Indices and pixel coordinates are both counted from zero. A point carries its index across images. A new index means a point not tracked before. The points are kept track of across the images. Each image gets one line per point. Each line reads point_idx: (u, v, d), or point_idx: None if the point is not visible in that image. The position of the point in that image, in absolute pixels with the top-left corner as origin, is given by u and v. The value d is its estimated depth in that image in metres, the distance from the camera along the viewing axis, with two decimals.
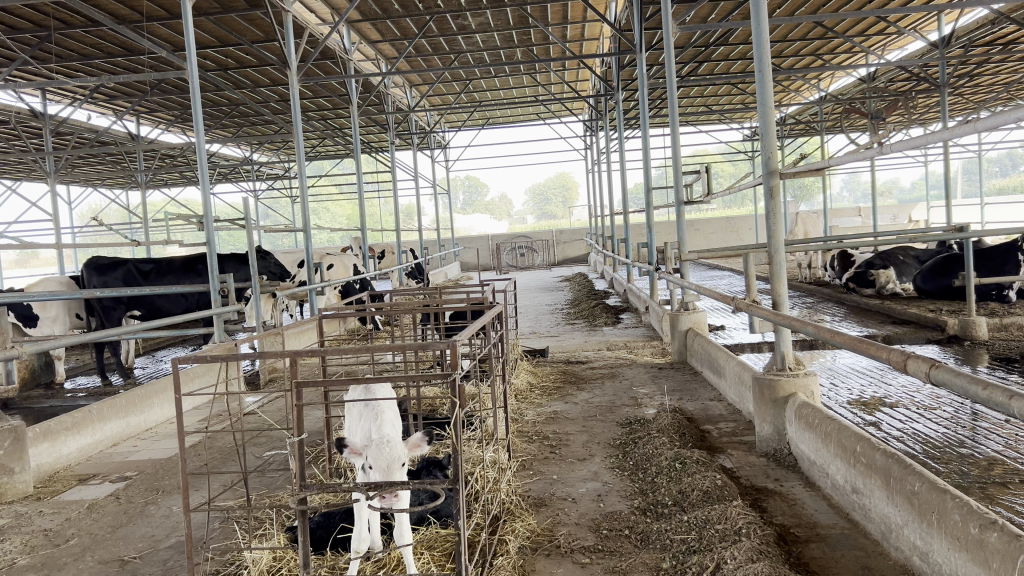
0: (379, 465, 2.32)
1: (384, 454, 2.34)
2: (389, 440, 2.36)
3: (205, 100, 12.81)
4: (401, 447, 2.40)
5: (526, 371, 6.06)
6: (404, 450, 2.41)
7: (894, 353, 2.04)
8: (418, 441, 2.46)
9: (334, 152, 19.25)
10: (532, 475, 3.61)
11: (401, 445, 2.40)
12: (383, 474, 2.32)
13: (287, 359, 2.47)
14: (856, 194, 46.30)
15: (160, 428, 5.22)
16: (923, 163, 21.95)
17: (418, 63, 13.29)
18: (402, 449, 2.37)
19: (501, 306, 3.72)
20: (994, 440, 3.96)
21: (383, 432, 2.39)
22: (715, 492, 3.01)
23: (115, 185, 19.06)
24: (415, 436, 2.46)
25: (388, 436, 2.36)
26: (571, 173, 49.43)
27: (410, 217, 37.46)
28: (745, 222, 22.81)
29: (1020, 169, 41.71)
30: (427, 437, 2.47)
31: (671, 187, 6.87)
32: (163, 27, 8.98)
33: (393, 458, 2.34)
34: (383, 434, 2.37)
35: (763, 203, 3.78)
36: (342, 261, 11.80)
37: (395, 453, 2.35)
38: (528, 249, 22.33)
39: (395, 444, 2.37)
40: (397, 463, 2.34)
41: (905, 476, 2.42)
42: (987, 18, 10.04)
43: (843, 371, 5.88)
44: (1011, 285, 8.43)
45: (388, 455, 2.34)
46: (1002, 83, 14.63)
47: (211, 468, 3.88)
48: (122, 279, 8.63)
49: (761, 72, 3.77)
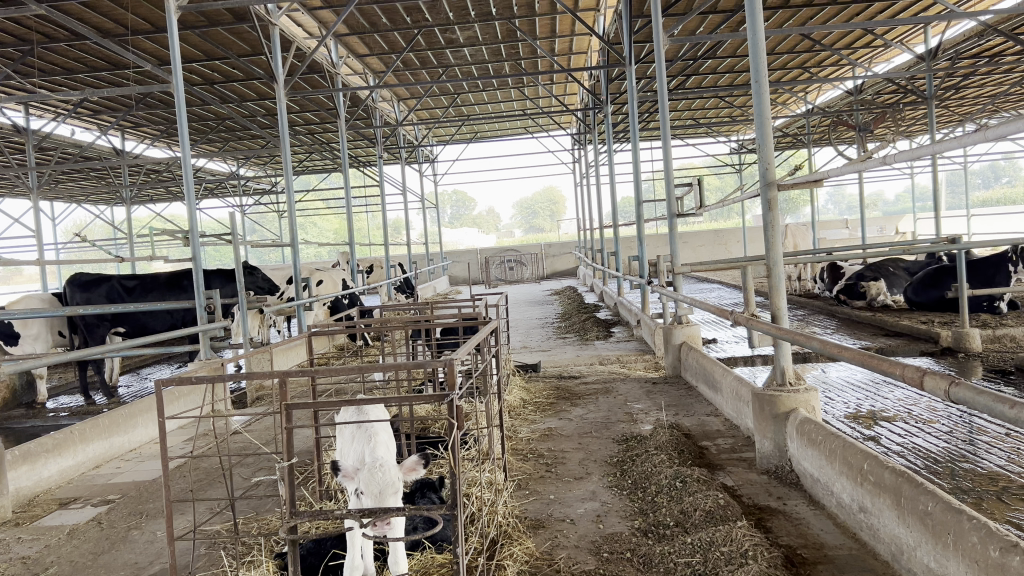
0: (372, 490, 2.25)
1: (377, 480, 2.26)
2: (383, 465, 2.29)
3: (191, 114, 12.70)
4: (397, 471, 2.33)
5: (519, 387, 5.96)
6: (399, 473, 2.33)
7: (909, 369, 1.96)
8: (414, 464, 2.37)
9: (322, 167, 19.17)
10: (528, 495, 3.52)
11: (397, 468, 2.33)
12: (375, 501, 2.25)
13: (276, 379, 2.36)
14: (841, 206, 46.70)
15: (144, 449, 5.08)
16: (910, 175, 22.08)
17: (406, 77, 13.24)
18: (397, 474, 2.31)
19: (495, 321, 3.63)
20: (996, 454, 3.89)
21: (376, 459, 2.32)
22: (718, 512, 2.94)
23: (100, 201, 18.89)
24: (412, 460, 2.37)
25: (382, 461, 2.29)
26: (559, 187, 49.60)
27: (398, 232, 37.36)
28: (734, 235, 22.86)
29: (1001, 182, 42.25)
30: (425, 459, 2.38)
31: (662, 200, 6.81)
32: (148, 41, 8.89)
33: (386, 485, 2.27)
34: (376, 460, 2.31)
35: (761, 215, 3.71)
36: (331, 276, 11.68)
37: (390, 479, 2.28)
38: (517, 263, 22.29)
39: (390, 469, 2.30)
40: (391, 491, 2.26)
41: (917, 496, 2.34)
42: (974, 31, 10.08)
43: (839, 384, 5.81)
44: (1003, 297, 8.40)
45: (381, 480, 2.27)
46: (988, 95, 14.76)
47: (198, 492, 3.76)
48: (106, 296, 8.49)
49: (757, 83, 3.72)
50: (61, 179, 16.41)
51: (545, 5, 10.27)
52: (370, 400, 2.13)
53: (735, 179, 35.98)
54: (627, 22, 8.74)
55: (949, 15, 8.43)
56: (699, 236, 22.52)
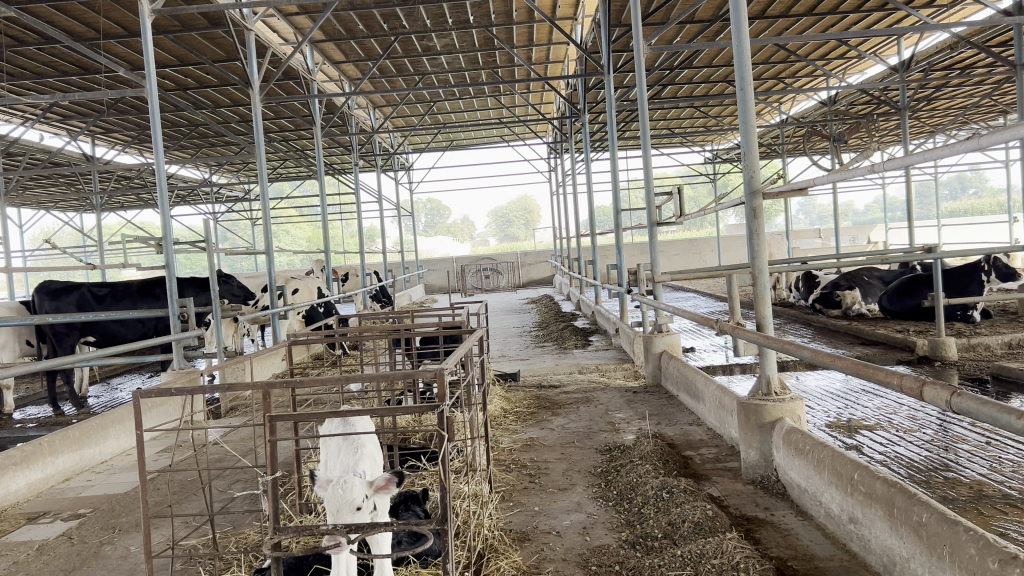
0: (332, 503, 2.15)
1: (337, 495, 2.15)
2: (344, 480, 2.17)
3: (164, 120, 12.52)
4: (362, 487, 2.20)
5: (499, 397, 5.90)
6: (365, 489, 2.20)
7: (909, 379, 1.94)
8: (387, 481, 2.21)
9: (296, 174, 19.00)
10: (513, 507, 3.46)
11: (363, 483, 2.20)
12: (332, 516, 2.14)
13: (257, 391, 2.28)
14: (812, 216, 47.23)
15: (115, 461, 4.95)
16: (881, 185, 22.37)
17: (382, 85, 13.16)
18: (361, 490, 2.18)
19: (479, 330, 3.57)
20: (979, 463, 3.89)
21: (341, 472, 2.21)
22: (707, 524, 2.90)
23: (68, 207, 18.55)
24: (384, 476, 2.21)
25: (344, 475, 2.17)
26: (533, 196, 49.67)
27: (372, 239, 37.15)
28: (709, 244, 22.99)
29: (969, 193, 42.97)
30: (398, 477, 2.22)
31: (642, 208, 6.79)
32: (120, 45, 8.75)
33: (344, 500, 2.15)
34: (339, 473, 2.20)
35: (747, 224, 3.70)
36: (306, 285, 11.55)
37: (350, 495, 2.16)
38: (493, 271, 22.21)
39: (353, 483, 2.18)
40: (347, 507, 2.14)
41: (910, 507, 2.32)
42: (946, 43, 10.21)
43: (818, 393, 5.82)
44: (976, 306, 8.44)
45: (343, 496, 2.15)
46: (958, 106, 14.96)
47: (173, 506, 3.66)
48: (76, 304, 8.31)
49: (743, 91, 3.71)
50: (29, 186, 16.09)
51: (523, 14, 10.25)
52: (360, 411, 2.07)
53: (709, 189, 36.25)
54: (606, 31, 8.73)
55: (923, 26, 8.52)
56: (675, 245, 22.62)
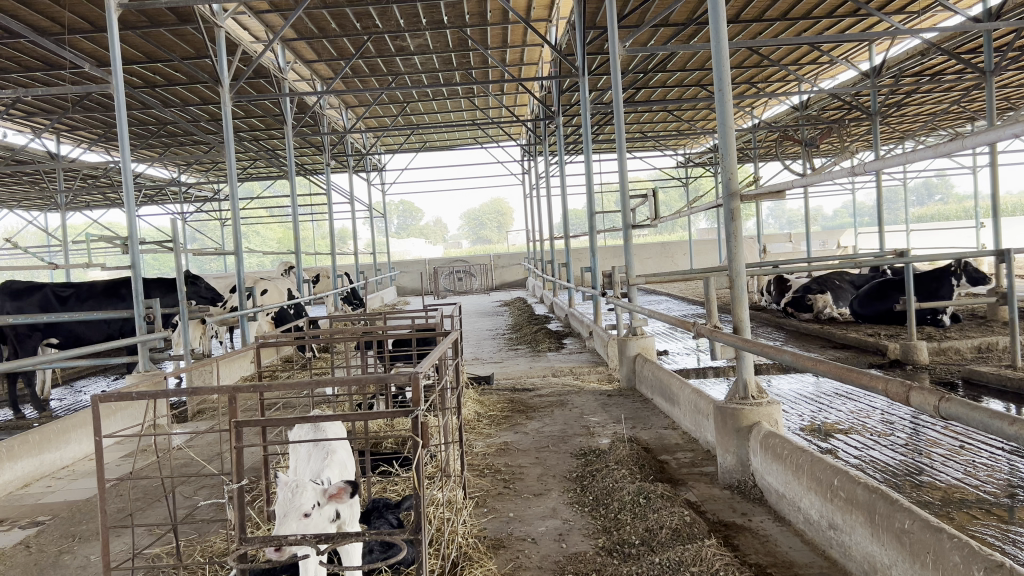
0: (279, 507, 2.01)
1: (287, 500, 2.02)
2: (296, 484, 2.04)
3: (131, 118, 12.31)
4: (314, 493, 2.03)
5: (473, 400, 5.82)
6: (317, 496, 2.03)
7: (893, 384, 1.92)
8: (339, 489, 1.97)
9: (266, 174, 18.77)
10: (487, 514, 3.39)
11: (318, 491, 2.04)
12: (277, 519, 2.00)
13: (226, 395, 2.18)
14: (782, 221, 47.79)
15: (78, 466, 4.81)
16: (851, 190, 22.63)
17: (354, 84, 13.02)
18: (311, 496, 2.02)
19: (454, 332, 3.49)
20: (954, 467, 3.89)
21: (299, 477, 2.07)
22: (685, 530, 2.85)
23: (32, 206, 18.16)
24: (335, 483, 1.97)
25: (296, 479, 2.03)
26: (506, 199, 49.69)
27: (344, 241, 36.93)
28: (681, 248, 23.10)
29: (935, 199, 43.67)
30: (351, 485, 1.96)
31: (617, 211, 6.73)
32: (86, 40, 8.56)
33: (290, 505, 2.00)
34: (295, 477, 2.06)
35: (723, 226, 3.67)
36: (276, 286, 11.38)
37: (298, 500, 2.01)
38: (466, 273, 22.14)
39: (305, 489, 2.03)
40: (291, 512, 1.99)
41: (892, 513, 2.29)
42: (917, 49, 10.32)
43: (791, 397, 5.82)
44: (945, 310, 8.53)
45: (291, 501, 2.01)
46: (928, 113, 15.17)
47: (137, 514, 3.54)
48: (39, 305, 8.11)
49: (720, 92, 3.68)
50: None
51: (497, 14, 10.18)
52: (331, 416, 1.97)
53: (682, 193, 36.48)
54: (581, 33, 8.68)
55: (894, 32, 8.56)
56: (647, 248, 22.71)
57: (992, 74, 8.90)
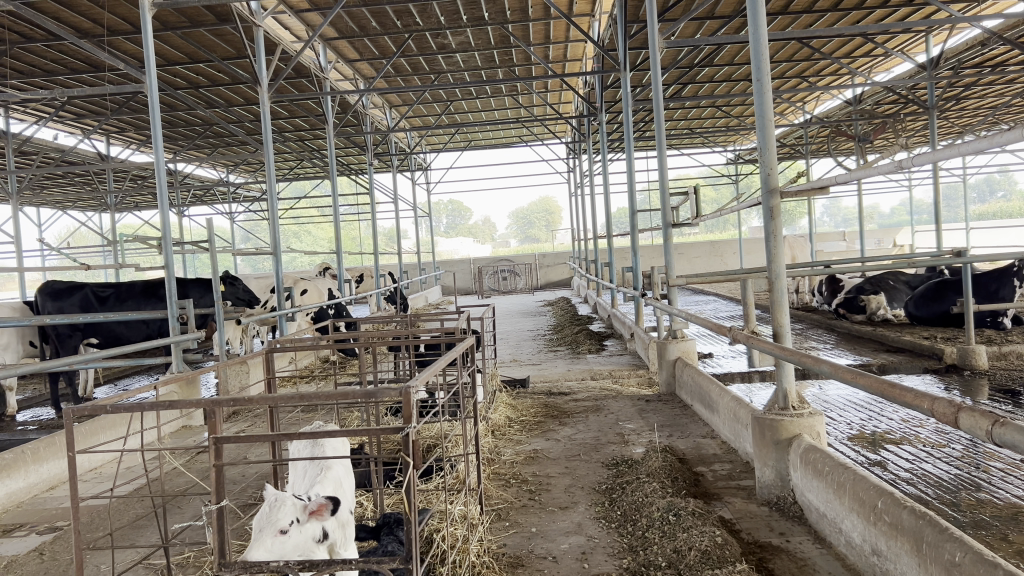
0: (256, 523, 1.92)
1: (265, 515, 1.94)
2: (276, 499, 1.97)
3: (177, 120, 12.42)
4: (294, 509, 1.96)
5: (505, 405, 5.66)
6: (297, 512, 1.95)
7: (939, 402, 1.70)
8: (321, 505, 1.94)
9: (312, 173, 18.84)
10: (508, 528, 3.23)
11: (297, 506, 1.96)
12: (252, 536, 1.90)
13: (214, 410, 2.11)
14: (835, 219, 46.86)
15: (103, 468, 4.77)
16: (908, 186, 21.95)
17: (396, 82, 12.94)
18: (289, 512, 1.94)
19: (473, 337, 3.33)
20: (1015, 484, 3.60)
21: (281, 492, 2.00)
22: (715, 552, 2.66)
23: (85, 207, 18.47)
24: (316, 499, 1.94)
25: (275, 493, 1.96)
26: (554, 198, 49.52)
27: (393, 241, 37.08)
28: (731, 247, 22.65)
29: (995, 197, 42.32)
30: (333, 501, 1.93)
31: (657, 210, 6.48)
32: (128, 41, 8.62)
33: (267, 521, 1.92)
34: (278, 491, 1.99)
35: (762, 225, 3.45)
36: (317, 286, 11.36)
37: (275, 516, 1.93)
38: (511, 273, 22.01)
39: (284, 504, 1.96)
40: (267, 527, 1.90)
41: (942, 543, 2.06)
42: (977, 39, 9.84)
43: (840, 404, 5.53)
44: (1007, 312, 8.13)
45: (268, 517, 1.93)
46: (989, 106, 14.59)
47: (147, 523, 3.45)
48: (79, 305, 8.17)
49: (759, 82, 3.46)
50: (46, 186, 16.04)
51: (538, 10, 10.00)
52: (315, 435, 1.89)
53: (732, 191, 35.97)
54: (622, 27, 8.43)
55: (953, 19, 8.15)
56: (696, 248, 22.34)
57: None
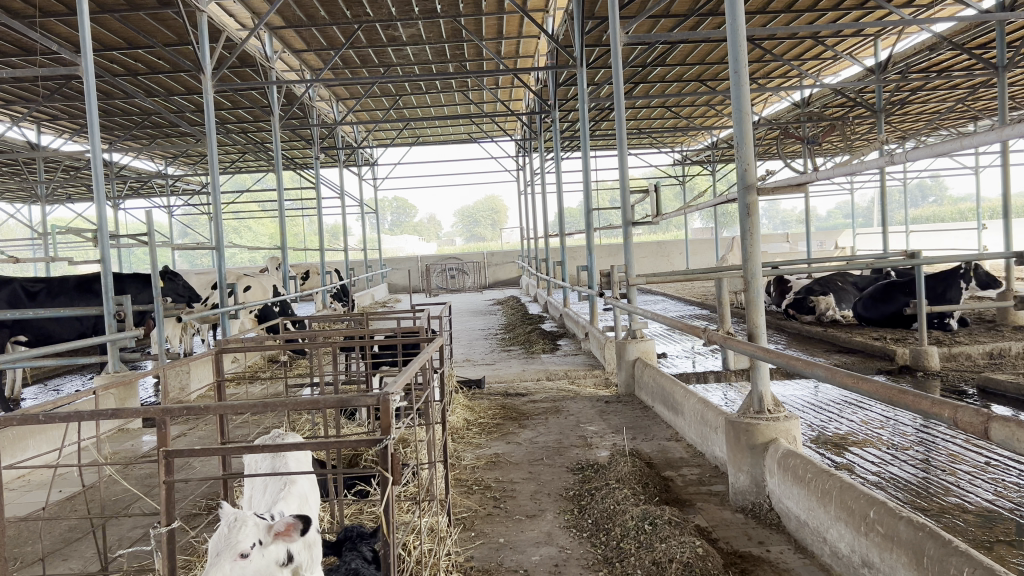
0: (213, 545, 1.76)
1: (223, 536, 1.77)
2: (236, 519, 1.80)
3: (113, 108, 11.92)
4: (257, 530, 1.79)
5: (462, 406, 5.48)
6: (259, 533, 1.79)
7: (965, 412, 1.58)
8: (288, 525, 1.79)
9: (255, 167, 18.37)
10: (474, 539, 3.06)
11: (260, 527, 1.80)
12: (208, 560, 1.73)
13: (165, 420, 1.91)
14: (775, 220, 47.79)
15: (33, 475, 4.45)
16: (851, 189, 22.42)
17: (344, 74, 12.62)
18: (252, 533, 1.77)
19: (440, 337, 3.14)
20: (983, 487, 3.55)
21: (240, 510, 1.83)
22: (696, 563, 2.53)
23: (14, 199, 17.69)
24: (284, 519, 1.79)
25: (235, 512, 1.79)
26: (501, 196, 49.44)
27: (337, 238, 36.49)
28: (677, 248, 22.82)
29: (929, 202, 43.59)
30: (302, 522, 1.78)
31: (616, 206, 6.34)
32: (61, 23, 8.19)
33: (226, 544, 1.75)
34: (235, 510, 1.82)
35: (739, 224, 3.33)
36: (260, 284, 10.99)
37: (235, 538, 1.76)
38: (459, 272, 21.81)
39: (246, 525, 1.79)
40: (226, 551, 1.73)
41: (945, 558, 1.96)
42: (926, 43, 9.97)
43: (799, 406, 5.47)
44: (953, 314, 8.22)
45: (228, 538, 1.76)
46: (931, 110, 14.87)
47: (78, 540, 3.17)
48: (7, 300, 7.73)
49: (737, 76, 3.35)
50: None
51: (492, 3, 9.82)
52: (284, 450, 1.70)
53: (678, 193, 36.39)
54: (579, 23, 8.27)
55: (906, 23, 8.23)
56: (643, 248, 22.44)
57: (1004, 69, 8.57)
